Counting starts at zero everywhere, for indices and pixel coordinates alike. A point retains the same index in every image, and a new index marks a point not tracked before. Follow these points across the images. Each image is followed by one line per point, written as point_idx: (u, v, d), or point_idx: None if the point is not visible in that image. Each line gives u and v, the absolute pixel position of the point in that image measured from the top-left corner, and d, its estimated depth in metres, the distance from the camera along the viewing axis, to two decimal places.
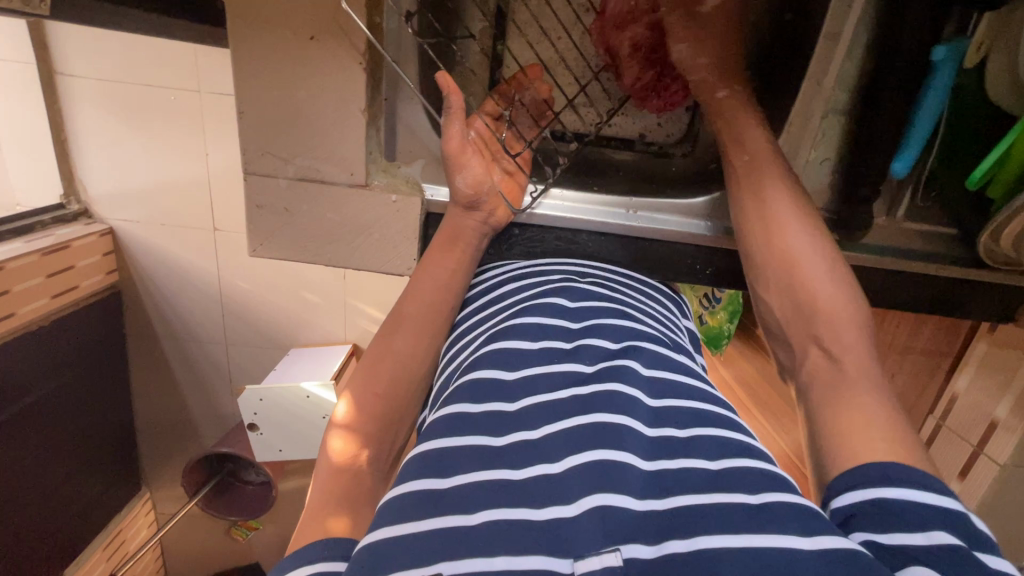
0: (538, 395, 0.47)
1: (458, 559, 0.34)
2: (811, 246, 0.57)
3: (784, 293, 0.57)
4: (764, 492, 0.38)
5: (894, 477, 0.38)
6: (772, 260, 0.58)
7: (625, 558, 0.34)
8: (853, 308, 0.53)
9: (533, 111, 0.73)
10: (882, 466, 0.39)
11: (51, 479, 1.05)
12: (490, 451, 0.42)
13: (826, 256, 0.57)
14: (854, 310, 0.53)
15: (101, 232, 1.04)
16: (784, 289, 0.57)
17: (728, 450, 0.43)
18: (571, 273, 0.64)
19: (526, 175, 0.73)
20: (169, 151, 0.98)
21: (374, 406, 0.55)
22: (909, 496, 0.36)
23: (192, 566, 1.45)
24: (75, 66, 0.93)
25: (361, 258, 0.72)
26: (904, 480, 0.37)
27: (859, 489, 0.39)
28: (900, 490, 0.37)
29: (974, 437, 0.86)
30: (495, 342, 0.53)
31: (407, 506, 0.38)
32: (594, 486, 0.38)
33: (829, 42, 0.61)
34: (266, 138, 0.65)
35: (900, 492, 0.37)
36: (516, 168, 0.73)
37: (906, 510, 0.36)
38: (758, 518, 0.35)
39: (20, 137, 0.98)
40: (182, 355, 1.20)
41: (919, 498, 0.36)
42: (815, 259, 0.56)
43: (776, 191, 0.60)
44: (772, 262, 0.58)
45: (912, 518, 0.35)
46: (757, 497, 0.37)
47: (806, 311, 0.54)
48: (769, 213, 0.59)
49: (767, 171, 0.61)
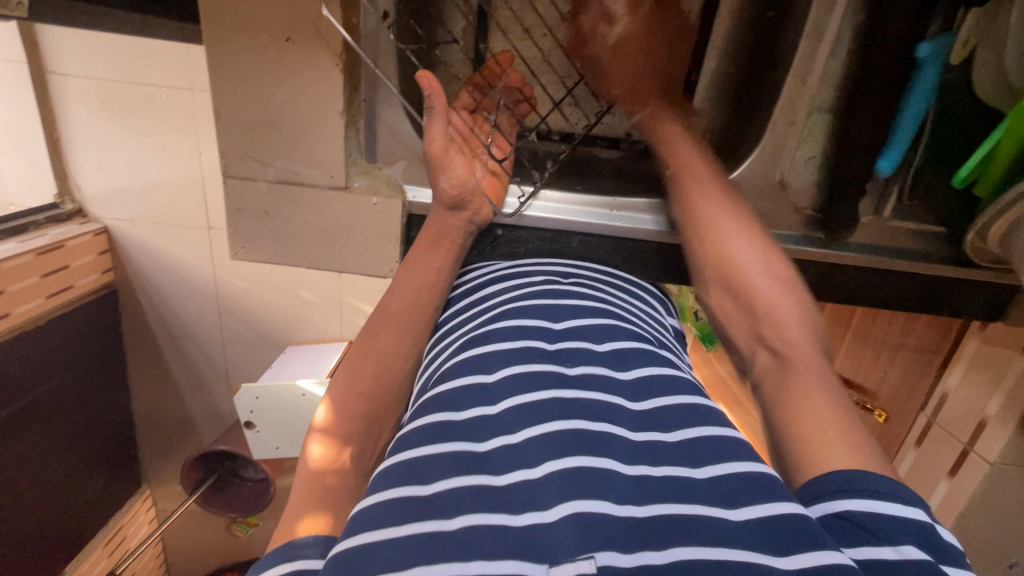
0: (519, 395, 0.46)
1: (433, 563, 0.34)
2: (766, 270, 0.60)
3: (735, 301, 0.61)
4: (744, 505, 0.37)
5: (864, 489, 0.38)
6: (722, 274, 0.62)
7: (599, 565, 0.33)
8: (792, 297, 0.58)
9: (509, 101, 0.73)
10: (853, 475, 0.39)
11: (49, 478, 1.05)
12: (472, 456, 0.42)
13: (772, 265, 0.60)
14: (794, 301, 0.58)
15: (95, 231, 1.04)
16: (728, 289, 0.61)
17: (716, 452, 0.42)
18: (554, 274, 0.64)
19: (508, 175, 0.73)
20: (161, 150, 0.97)
21: (355, 408, 0.55)
22: (878, 509, 0.37)
23: (192, 562, 1.46)
24: (66, 64, 0.92)
25: (349, 259, 0.72)
26: (872, 491, 0.38)
27: (828, 500, 0.39)
28: (870, 503, 0.37)
29: (964, 434, 0.85)
30: (473, 347, 0.52)
31: (387, 511, 0.38)
32: (573, 493, 0.37)
33: (813, 40, 0.61)
34: (253, 139, 0.65)
35: (870, 503, 0.37)
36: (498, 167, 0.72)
37: (875, 522, 0.36)
38: (739, 534, 0.35)
39: (12, 135, 0.98)
40: (179, 354, 1.20)
41: (888, 511, 0.36)
42: (761, 271, 0.60)
43: (735, 229, 0.62)
44: (722, 276, 0.62)
45: (882, 531, 0.36)
46: (740, 514, 0.37)
47: (758, 316, 0.58)
48: (718, 234, 0.62)
49: (724, 212, 0.63)
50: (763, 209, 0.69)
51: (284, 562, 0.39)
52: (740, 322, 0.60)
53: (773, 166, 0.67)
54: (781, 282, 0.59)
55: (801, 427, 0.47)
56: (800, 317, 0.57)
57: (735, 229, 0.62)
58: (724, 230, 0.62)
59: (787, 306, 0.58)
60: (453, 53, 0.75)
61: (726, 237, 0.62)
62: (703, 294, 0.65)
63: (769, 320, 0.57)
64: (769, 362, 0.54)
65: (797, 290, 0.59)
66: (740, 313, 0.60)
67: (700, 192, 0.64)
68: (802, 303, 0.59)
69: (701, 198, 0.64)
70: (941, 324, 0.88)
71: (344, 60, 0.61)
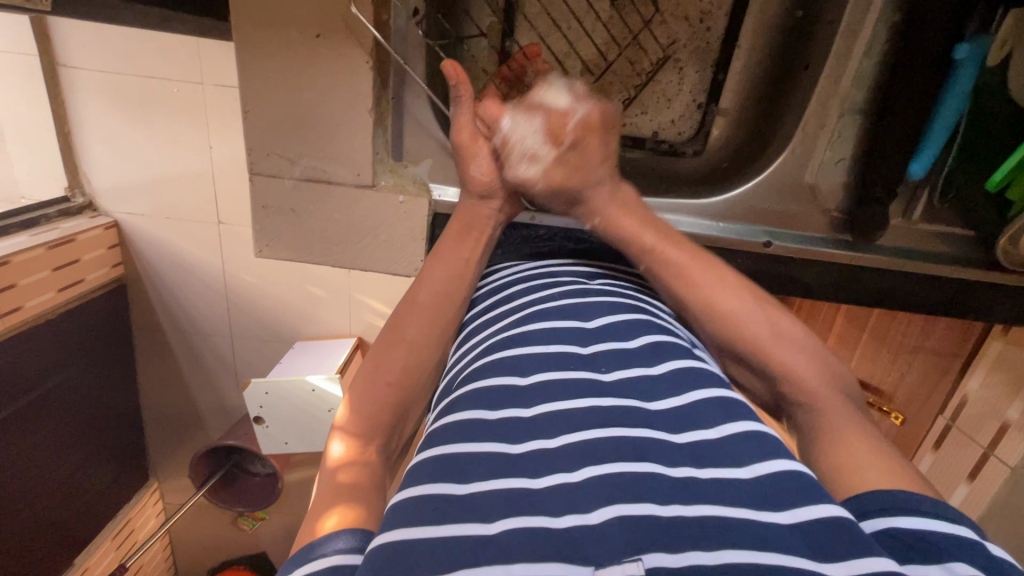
0: (556, 401, 0.46)
1: (477, 566, 0.33)
2: (774, 333, 0.56)
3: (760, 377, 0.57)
4: (794, 508, 0.37)
5: (912, 509, 0.38)
6: (737, 348, 0.57)
7: (647, 568, 0.33)
8: (805, 352, 0.55)
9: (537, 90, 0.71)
10: (901, 495, 0.40)
11: (59, 472, 1.05)
12: (507, 457, 0.41)
13: (783, 326, 0.56)
14: (805, 348, 0.55)
15: (106, 225, 1.04)
16: (739, 356, 0.57)
17: (763, 451, 0.41)
18: (581, 275, 0.63)
19: None
20: (172, 145, 0.97)
21: (384, 394, 0.54)
22: (930, 529, 0.37)
23: (200, 555, 1.47)
24: (75, 57, 0.91)
25: (369, 257, 0.71)
26: (915, 511, 0.38)
27: (878, 516, 0.39)
28: (920, 522, 0.37)
29: (984, 438, 0.86)
30: (506, 347, 0.52)
31: (424, 510, 0.38)
32: (613, 497, 0.37)
33: (847, 40, 0.61)
34: (273, 135, 0.64)
35: (911, 521, 0.37)
36: None
37: (920, 541, 0.36)
38: (789, 537, 0.35)
39: (22, 129, 0.98)
40: (189, 349, 1.20)
41: (940, 530, 0.36)
42: (772, 336, 0.55)
43: (736, 300, 0.57)
44: (737, 349, 0.57)
45: (928, 549, 0.35)
46: (790, 517, 0.36)
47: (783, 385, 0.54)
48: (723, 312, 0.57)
49: (720, 281, 0.58)
50: (789, 210, 0.69)
51: (320, 559, 0.38)
52: (761, 383, 0.57)
53: (802, 167, 0.67)
54: (790, 339, 0.56)
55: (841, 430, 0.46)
56: (823, 367, 0.54)
57: (732, 298, 0.57)
58: (722, 305, 0.57)
59: (799, 356, 0.54)
60: (478, 49, 0.74)
61: (728, 310, 0.57)
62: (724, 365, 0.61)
63: (790, 382, 0.54)
64: (800, 359, 0.54)
65: (810, 340, 0.56)
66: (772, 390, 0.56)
67: (691, 269, 0.59)
68: (818, 351, 0.55)
69: (692, 270, 0.59)
70: (962, 328, 0.88)
71: (373, 57, 0.61)
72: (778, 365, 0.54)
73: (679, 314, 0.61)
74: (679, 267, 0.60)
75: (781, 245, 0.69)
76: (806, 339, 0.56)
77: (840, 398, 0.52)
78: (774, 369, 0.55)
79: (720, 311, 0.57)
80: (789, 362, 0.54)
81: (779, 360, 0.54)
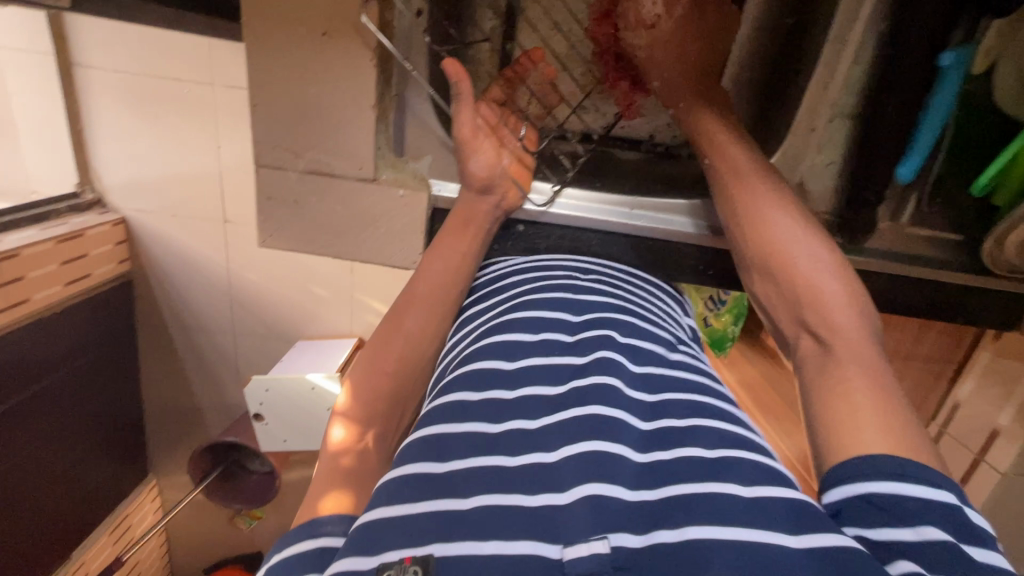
0: (538, 385, 0.47)
1: (450, 541, 0.35)
2: (809, 253, 0.56)
3: (779, 289, 0.57)
4: (756, 485, 0.38)
5: (893, 472, 0.38)
6: (762, 254, 0.58)
7: (612, 546, 0.34)
8: (839, 275, 0.54)
9: (540, 92, 0.75)
10: (883, 458, 0.39)
11: (59, 464, 1.07)
12: (487, 436, 0.43)
13: (816, 247, 0.56)
14: (835, 272, 0.54)
15: (114, 221, 1.06)
16: (764, 271, 0.58)
17: (725, 440, 0.43)
18: (573, 270, 0.65)
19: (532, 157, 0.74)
20: (181, 143, 0.99)
21: (381, 383, 0.55)
22: (908, 492, 0.37)
23: (196, 553, 1.47)
24: (90, 57, 0.94)
25: (369, 251, 0.73)
26: (897, 474, 0.37)
27: (853, 482, 0.39)
28: (898, 484, 0.37)
29: (976, 446, 0.87)
30: (494, 335, 0.54)
31: (402, 487, 0.39)
32: (588, 476, 0.38)
33: (836, 47, 0.63)
34: (278, 132, 0.67)
35: (890, 486, 0.37)
36: (523, 151, 0.73)
37: (896, 505, 0.36)
38: (746, 510, 0.36)
39: (36, 127, 1.00)
40: (190, 345, 1.21)
41: (915, 494, 0.36)
42: (805, 252, 0.56)
43: (773, 209, 0.59)
44: (763, 256, 0.58)
45: (901, 514, 0.36)
46: (751, 492, 0.37)
47: (801, 300, 0.54)
48: (755, 215, 0.60)
49: (762, 188, 0.61)
50: None
51: (304, 542, 0.40)
52: (786, 308, 0.56)
53: (793, 170, 0.69)
54: (823, 257, 0.55)
55: None
56: (852, 303, 0.52)
57: (777, 212, 0.59)
58: (766, 213, 0.59)
59: (829, 277, 0.54)
60: (480, 50, 0.76)
61: (765, 217, 0.59)
62: (750, 283, 0.61)
63: (814, 306, 0.52)
64: (791, 350, 0.55)
65: (848, 272, 0.55)
66: (787, 303, 0.55)
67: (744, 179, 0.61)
68: (850, 277, 0.54)
69: (745, 177, 0.62)
70: (953, 334, 0.90)
71: (377, 55, 0.63)
72: (798, 278, 0.54)
73: (729, 222, 0.63)
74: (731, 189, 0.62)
75: None
76: (833, 260, 0.55)
77: (863, 333, 0.49)
78: (799, 286, 0.54)
79: (762, 218, 0.59)
80: (813, 281, 0.54)
81: (809, 274, 0.54)
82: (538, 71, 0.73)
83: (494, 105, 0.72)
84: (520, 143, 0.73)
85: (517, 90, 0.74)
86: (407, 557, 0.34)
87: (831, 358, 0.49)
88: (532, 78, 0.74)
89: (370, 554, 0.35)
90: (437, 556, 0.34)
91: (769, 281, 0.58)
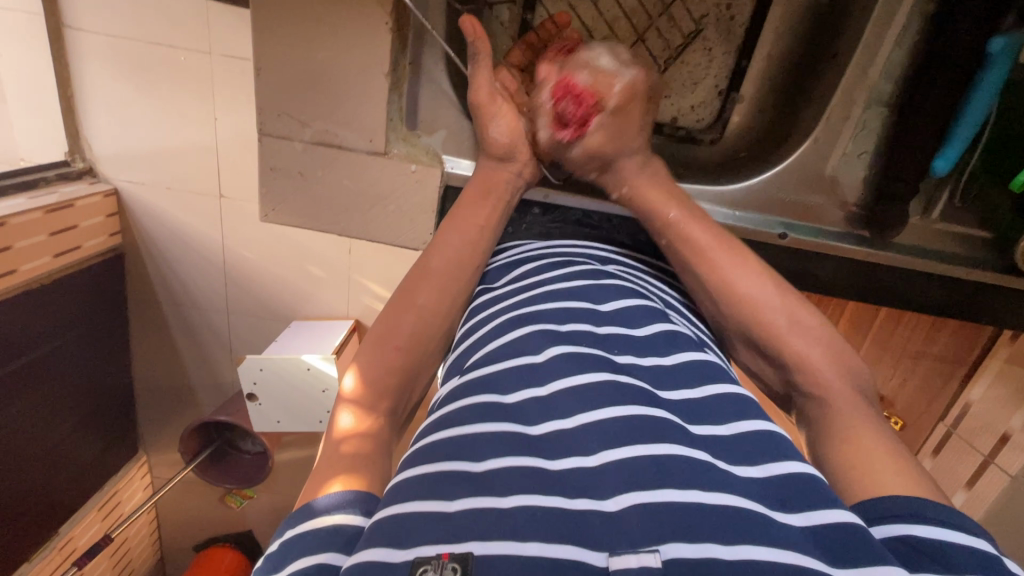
0: (568, 376, 0.45)
1: (489, 540, 0.33)
2: (795, 318, 0.53)
3: (768, 361, 0.55)
4: (807, 509, 0.36)
5: (931, 517, 0.37)
6: (750, 335, 0.55)
7: (664, 560, 0.32)
8: (825, 343, 0.52)
9: None
10: (921, 504, 0.38)
11: (46, 441, 1.04)
12: (526, 438, 0.41)
13: (802, 314, 0.54)
14: (824, 337, 0.53)
15: (106, 192, 1.01)
16: (749, 343, 0.55)
17: (773, 451, 0.41)
18: (594, 259, 0.62)
19: None
20: (177, 113, 0.94)
21: (391, 359, 0.52)
22: (948, 538, 0.35)
23: (186, 531, 1.45)
24: (81, 18, 0.88)
25: (375, 230, 0.70)
26: (937, 519, 0.37)
27: (891, 522, 0.38)
28: (937, 530, 0.36)
29: (984, 447, 0.87)
30: (520, 325, 0.51)
31: (437, 483, 0.37)
32: (632, 483, 0.36)
33: (878, 29, 0.61)
34: (284, 101, 0.63)
35: (929, 530, 0.36)
36: None
37: (937, 550, 0.35)
38: (802, 538, 0.34)
39: (23, 89, 0.95)
40: (184, 322, 1.18)
41: (957, 542, 0.35)
42: (790, 324, 0.53)
43: (757, 285, 0.55)
44: (750, 336, 0.55)
45: (942, 556, 0.34)
46: (804, 519, 0.36)
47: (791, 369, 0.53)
48: (739, 300, 0.55)
49: (735, 261, 0.56)
50: (808, 201, 0.69)
51: (325, 516, 0.38)
52: (774, 370, 0.55)
53: (822, 161, 0.67)
54: (813, 337, 0.52)
55: (853, 431, 0.46)
56: (837, 357, 0.52)
57: (755, 285, 0.55)
58: (743, 289, 0.55)
59: (818, 345, 0.52)
60: (501, 14, 0.73)
61: (746, 295, 0.54)
62: (734, 353, 0.59)
63: (800, 371, 0.52)
64: None
65: (837, 340, 0.53)
66: (774, 367, 0.54)
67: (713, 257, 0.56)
68: (840, 346, 0.52)
69: (721, 264, 0.56)
70: (969, 334, 0.86)
71: (394, 19, 0.59)
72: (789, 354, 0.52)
73: (703, 301, 0.58)
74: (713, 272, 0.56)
75: (796, 237, 0.69)
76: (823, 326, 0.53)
77: (856, 399, 0.49)
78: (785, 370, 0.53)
79: (740, 297, 0.55)
80: (805, 354, 0.52)
81: (795, 348, 0.52)
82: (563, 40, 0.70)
83: (514, 71, 0.70)
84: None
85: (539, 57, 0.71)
86: (444, 552, 0.32)
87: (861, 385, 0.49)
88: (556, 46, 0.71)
89: (404, 547, 0.33)
90: (477, 554, 0.32)
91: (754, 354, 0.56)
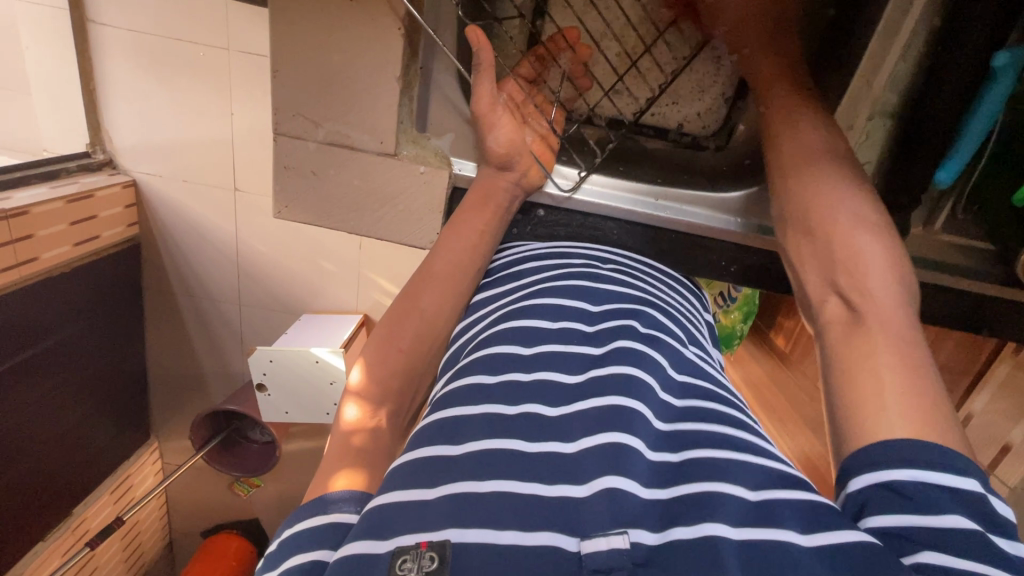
0: (554, 371, 0.46)
1: (467, 528, 0.34)
2: (854, 206, 0.54)
3: (815, 246, 0.54)
4: (766, 488, 0.37)
5: (914, 460, 0.36)
6: (801, 212, 0.56)
7: (631, 542, 0.33)
8: (883, 244, 0.51)
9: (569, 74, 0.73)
10: (907, 446, 0.37)
11: (62, 423, 1.07)
12: (505, 420, 0.42)
13: (864, 207, 0.54)
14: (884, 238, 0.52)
15: (124, 183, 1.04)
16: (803, 234, 0.56)
17: (729, 442, 0.42)
18: (592, 259, 0.64)
19: (557, 138, 0.73)
20: (195, 108, 0.97)
21: (396, 360, 0.54)
22: (928, 479, 0.35)
23: (194, 516, 1.49)
24: (104, 13, 0.91)
25: (384, 229, 0.72)
26: (924, 463, 0.36)
27: (875, 471, 0.37)
28: (919, 473, 0.36)
29: (985, 459, 0.87)
30: (512, 319, 0.53)
31: (424, 468, 0.39)
32: (605, 468, 0.37)
33: (884, 40, 0.61)
34: (299, 100, 0.65)
35: (914, 474, 0.35)
36: (547, 131, 0.72)
37: (918, 492, 0.35)
38: (752, 513, 0.35)
39: (45, 81, 0.98)
40: (197, 312, 1.21)
41: (938, 481, 0.35)
42: (849, 211, 0.53)
43: (822, 163, 0.57)
44: (801, 214, 0.56)
45: (923, 500, 0.34)
46: (759, 495, 0.37)
47: (836, 263, 0.52)
48: (808, 180, 0.57)
49: (811, 142, 0.59)
50: None
51: (320, 514, 0.40)
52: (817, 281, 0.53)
53: None
54: (872, 226, 0.52)
55: None
56: (895, 275, 0.49)
57: (828, 164, 0.57)
58: (815, 166, 0.57)
59: (875, 250, 0.51)
60: (510, 28, 0.74)
61: (819, 173, 0.57)
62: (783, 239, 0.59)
63: (846, 270, 0.51)
64: None
65: (889, 237, 0.52)
66: (819, 272, 0.53)
67: (787, 129, 0.61)
68: (895, 248, 0.51)
69: (792, 129, 0.60)
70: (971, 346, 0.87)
71: (405, 25, 0.61)
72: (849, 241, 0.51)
73: (772, 180, 0.61)
74: (782, 146, 0.60)
75: None
76: (882, 228, 0.52)
77: (901, 314, 0.46)
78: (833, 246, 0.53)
79: (812, 172, 0.57)
80: (863, 248, 0.51)
81: (853, 243, 0.51)
82: (569, 54, 0.72)
83: (522, 82, 0.72)
84: (547, 124, 0.72)
85: (547, 70, 0.74)
86: (422, 542, 0.34)
87: (861, 326, 0.46)
88: (563, 59, 0.72)
89: (387, 536, 0.35)
90: (454, 541, 0.33)
91: (785, 226, 0.58)
